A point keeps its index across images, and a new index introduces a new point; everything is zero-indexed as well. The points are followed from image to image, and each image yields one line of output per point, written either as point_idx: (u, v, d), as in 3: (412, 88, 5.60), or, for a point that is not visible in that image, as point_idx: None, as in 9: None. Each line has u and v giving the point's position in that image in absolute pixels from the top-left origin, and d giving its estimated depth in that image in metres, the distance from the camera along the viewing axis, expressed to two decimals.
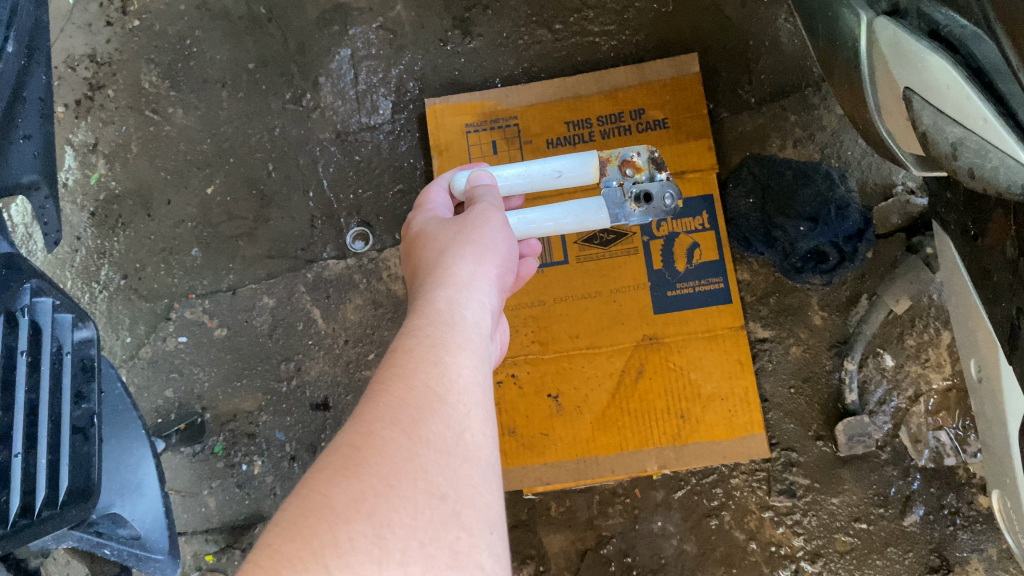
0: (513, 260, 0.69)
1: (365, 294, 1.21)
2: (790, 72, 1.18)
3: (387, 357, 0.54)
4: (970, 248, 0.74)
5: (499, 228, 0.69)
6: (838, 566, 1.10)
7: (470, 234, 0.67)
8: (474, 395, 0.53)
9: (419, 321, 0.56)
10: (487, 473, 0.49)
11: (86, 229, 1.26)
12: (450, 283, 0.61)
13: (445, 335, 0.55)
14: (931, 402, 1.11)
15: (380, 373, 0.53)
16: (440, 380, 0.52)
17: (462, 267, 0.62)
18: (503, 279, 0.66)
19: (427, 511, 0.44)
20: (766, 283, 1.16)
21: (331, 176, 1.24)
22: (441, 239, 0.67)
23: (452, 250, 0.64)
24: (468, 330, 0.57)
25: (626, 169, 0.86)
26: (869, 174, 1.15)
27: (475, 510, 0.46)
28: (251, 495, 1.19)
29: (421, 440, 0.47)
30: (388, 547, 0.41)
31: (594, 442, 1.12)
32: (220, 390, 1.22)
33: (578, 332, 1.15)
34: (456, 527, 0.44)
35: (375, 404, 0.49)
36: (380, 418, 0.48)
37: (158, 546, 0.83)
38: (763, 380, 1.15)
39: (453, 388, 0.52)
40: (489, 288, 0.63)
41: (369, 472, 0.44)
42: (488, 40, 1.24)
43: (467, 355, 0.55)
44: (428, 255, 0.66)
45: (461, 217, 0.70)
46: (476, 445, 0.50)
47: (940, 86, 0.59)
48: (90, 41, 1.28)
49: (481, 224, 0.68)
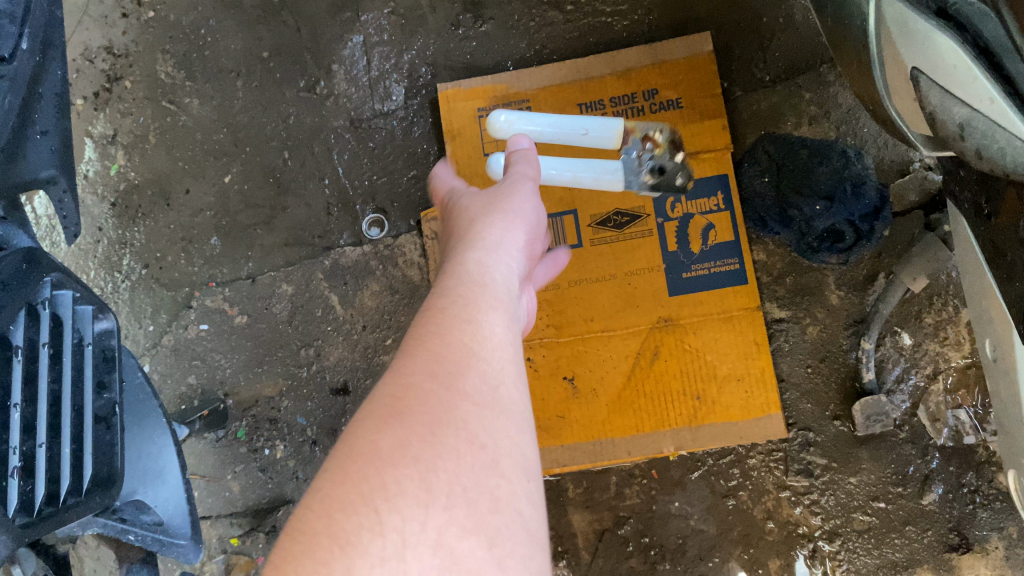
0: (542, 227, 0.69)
1: (382, 280, 1.22)
2: (805, 49, 1.16)
3: (422, 314, 0.55)
4: (983, 228, 0.73)
5: (528, 195, 0.69)
6: (857, 545, 1.10)
7: (500, 201, 0.68)
8: (508, 351, 0.53)
9: (454, 281, 0.57)
10: (524, 425, 0.50)
11: (108, 220, 1.28)
12: (482, 246, 0.61)
13: (477, 293, 0.56)
14: (950, 380, 1.10)
15: (417, 330, 0.53)
16: (476, 336, 0.52)
17: (492, 231, 0.63)
18: (531, 246, 0.67)
19: (469, 458, 0.44)
20: (782, 263, 1.15)
21: (346, 164, 1.25)
22: (471, 207, 0.68)
23: (482, 216, 0.65)
24: (501, 289, 0.58)
25: (646, 142, 0.85)
26: (887, 151, 1.14)
27: (513, 460, 0.46)
28: (274, 479, 1.21)
29: (461, 392, 0.48)
30: (433, 490, 0.42)
31: (610, 424, 1.13)
32: (241, 376, 1.24)
33: (593, 315, 1.15)
34: (496, 476, 0.45)
35: (415, 357, 0.50)
36: (420, 370, 0.49)
37: (180, 531, 0.85)
38: (780, 361, 1.15)
39: (489, 344, 0.52)
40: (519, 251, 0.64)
41: (413, 419, 0.45)
42: (499, 23, 1.23)
43: (502, 312, 0.56)
44: (459, 223, 0.67)
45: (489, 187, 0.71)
46: (514, 399, 0.50)
47: (947, 66, 0.58)
48: (106, 34, 1.29)
49: (511, 191, 0.69)
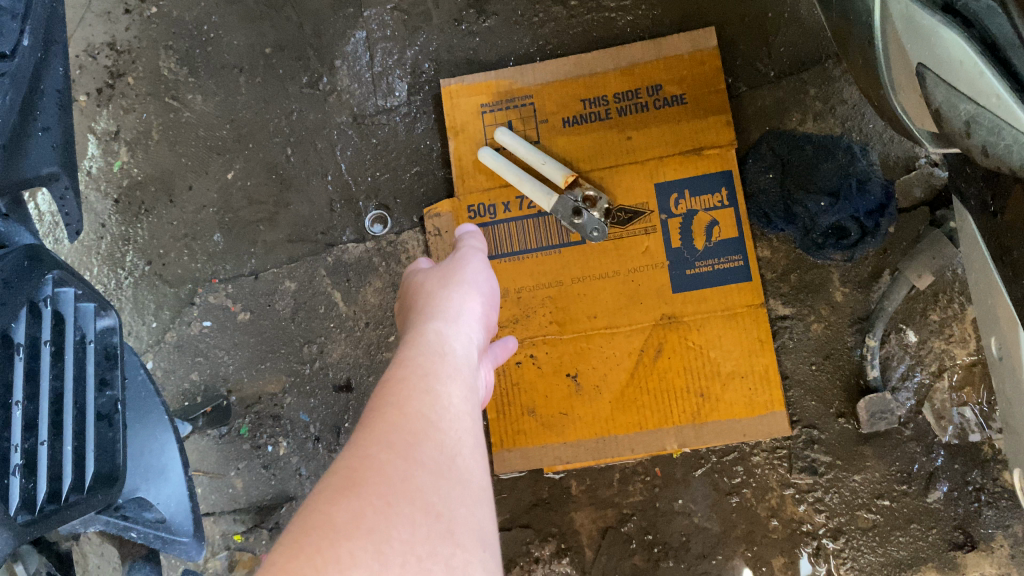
0: (495, 307, 0.72)
1: (385, 277, 1.22)
2: (811, 44, 1.16)
3: (378, 386, 0.56)
4: (990, 224, 0.72)
5: (481, 277, 0.73)
6: (861, 543, 1.10)
7: (456, 280, 0.70)
8: (463, 422, 0.55)
9: (410, 351, 0.59)
10: (479, 496, 0.50)
11: (110, 216, 1.28)
12: (439, 320, 0.63)
13: (434, 366, 0.57)
14: (955, 377, 1.10)
15: (373, 401, 0.54)
16: (432, 407, 0.54)
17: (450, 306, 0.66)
18: (486, 325, 0.69)
19: (423, 527, 0.44)
20: (787, 259, 1.15)
21: (349, 160, 1.24)
22: (428, 285, 0.71)
23: (440, 293, 0.68)
24: (457, 361, 0.59)
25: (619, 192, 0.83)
26: (892, 147, 1.13)
27: (468, 530, 0.46)
28: (277, 475, 1.21)
29: (417, 462, 0.48)
30: (387, 560, 0.41)
31: (614, 421, 1.13)
32: (245, 373, 1.24)
33: (596, 311, 1.15)
34: (451, 544, 0.45)
35: (371, 428, 0.51)
36: (376, 441, 0.49)
37: (183, 528, 0.85)
38: (784, 358, 1.14)
39: (445, 415, 0.54)
40: (475, 327, 0.66)
41: (368, 489, 0.45)
42: (502, 19, 1.23)
43: (458, 384, 0.57)
44: (417, 299, 0.69)
45: (445, 267, 0.74)
46: (467, 470, 0.51)
47: (954, 62, 0.58)
48: (109, 29, 1.29)
49: (466, 272, 0.72)
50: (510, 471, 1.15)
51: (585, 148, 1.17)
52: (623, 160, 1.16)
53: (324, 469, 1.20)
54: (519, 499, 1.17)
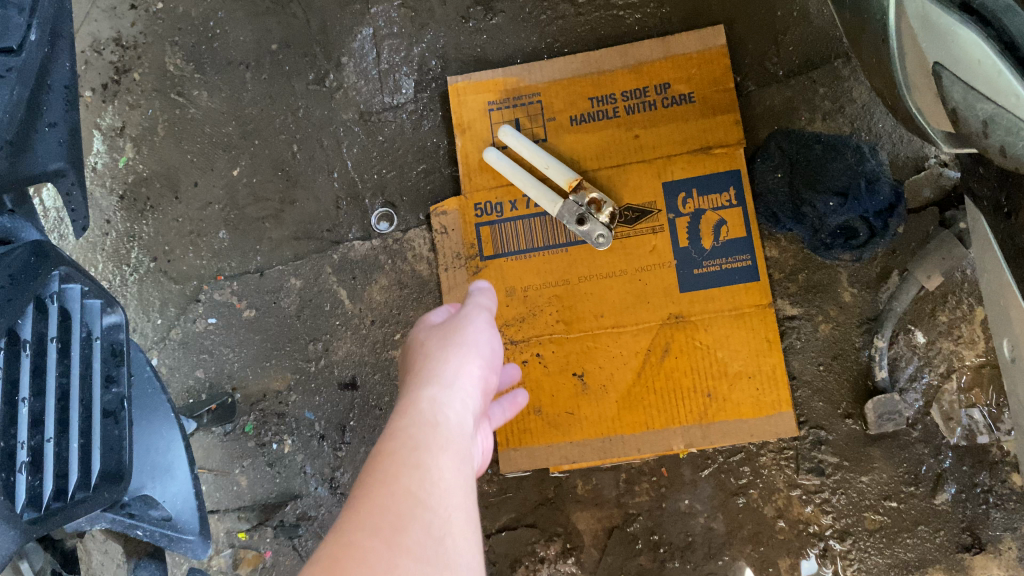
0: (498, 358, 0.69)
1: (391, 274, 1.22)
2: (820, 43, 1.16)
3: (369, 461, 0.55)
4: (1003, 226, 0.72)
5: (484, 328, 0.70)
6: (868, 545, 1.09)
7: (456, 333, 0.68)
8: (454, 497, 0.54)
9: (402, 422, 0.57)
10: None
11: (116, 212, 1.28)
12: (434, 381, 0.61)
13: (425, 439, 0.56)
14: (964, 378, 1.09)
15: (363, 477, 0.54)
16: (422, 483, 0.53)
17: (446, 365, 0.63)
18: (487, 385, 0.66)
19: None
20: (795, 259, 1.14)
21: (355, 157, 1.24)
22: (427, 337, 0.68)
23: (437, 350, 0.65)
24: (450, 432, 0.58)
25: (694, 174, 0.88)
26: (901, 147, 1.13)
27: None
28: (282, 473, 1.21)
29: (400, 550, 0.47)
30: None
31: (620, 420, 1.12)
32: (250, 370, 1.23)
33: (603, 310, 1.14)
34: None
35: (357, 512, 0.50)
36: (360, 528, 0.49)
37: (189, 526, 0.84)
38: (792, 358, 1.13)
39: (435, 492, 0.53)
40: (473, 389, 0.64)
41: None
42: (510, 16, 1.22)
43: (450, 456, 0.56)
44: (415, 354, 0.67)
45: (448, 316, 0.71)
46: (456, 551, 0.50)
47: (971, 61, 0.57)
48: (115, 25, 1.28)
49: (467, 324, 0.69)
50: (516, 471, 1.15)
51: (592, 146, 1.17)
52: (631, 158, 1.16)
53: (329, 468, 1.20)
54: (525, 498, 1.16)
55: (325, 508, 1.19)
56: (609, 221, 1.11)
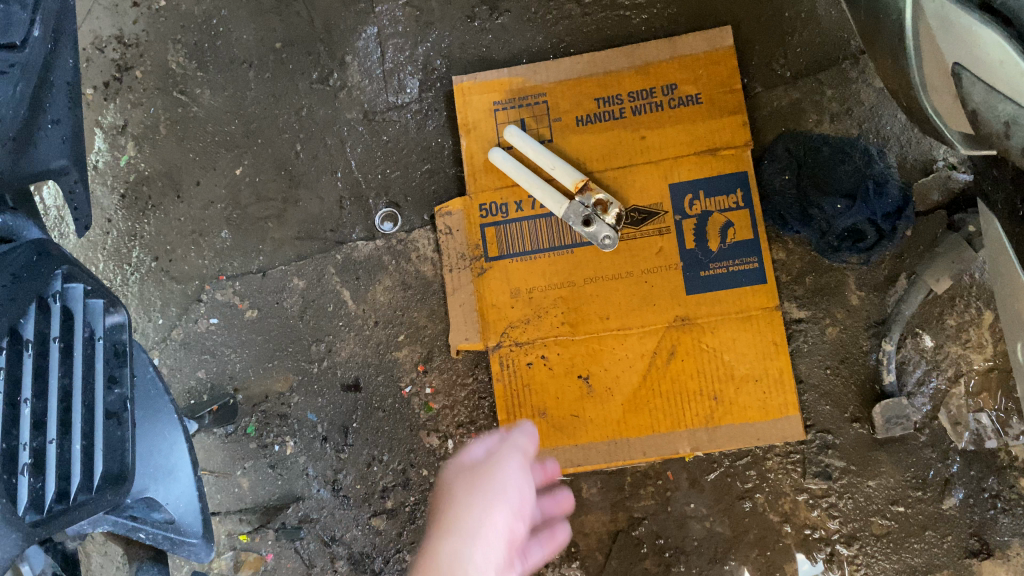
0: (531, 502, 0.64)
1: (395, 275, 1.21)
2: (828, 45, 1.15)
3: None
4: (1019, 229, 0.71)
5: (516, 471, 0.65)
6: (875, 549, 1.09)
7: (482, 478, 0.64)
8: None
9: None
10: None
11: (117, 211, 1.27)
12: (457, 534, 0.59)
13: None
14: (972, 383, 1.09)
15: None
16: None
17: (467, 519, 0.60)
18: (514, 535, 0.61)
19: None
20: (802, 262, 1.14)
21: (359, 157, 1.23)
22: (456, 483, 0.65)
23: (460, 499, 0.62)
24: None
25: None
26: (909, 150, 1.13)
27: None
28: (284, 475, 1.20)
29: None
30: None
31: (626, 423, 1.11)
32: (252, 371, 1.22)
33: (609, 312, 1.13)
34: None
35: None
36: None
37: (192, 530, 0.84)
38: (798, 361, 1.13)
39: None
40: (496, 543, 0.60)
41: None
42: (516, 16, 1.21)
43: None
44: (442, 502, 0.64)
45: (480, 455, 0.67)
46: None
47: (992, 61, 0.56)
48: (117, 22, 1.28)
49: (496, 468, 0.64)
50: None
51: (598, 146, 1.16)
52: (637, 159, 1.15)
53: (331, 470, 1.19)
54: None
55: (327, 510, 1.18)
56: (614, 224, 1.11)
